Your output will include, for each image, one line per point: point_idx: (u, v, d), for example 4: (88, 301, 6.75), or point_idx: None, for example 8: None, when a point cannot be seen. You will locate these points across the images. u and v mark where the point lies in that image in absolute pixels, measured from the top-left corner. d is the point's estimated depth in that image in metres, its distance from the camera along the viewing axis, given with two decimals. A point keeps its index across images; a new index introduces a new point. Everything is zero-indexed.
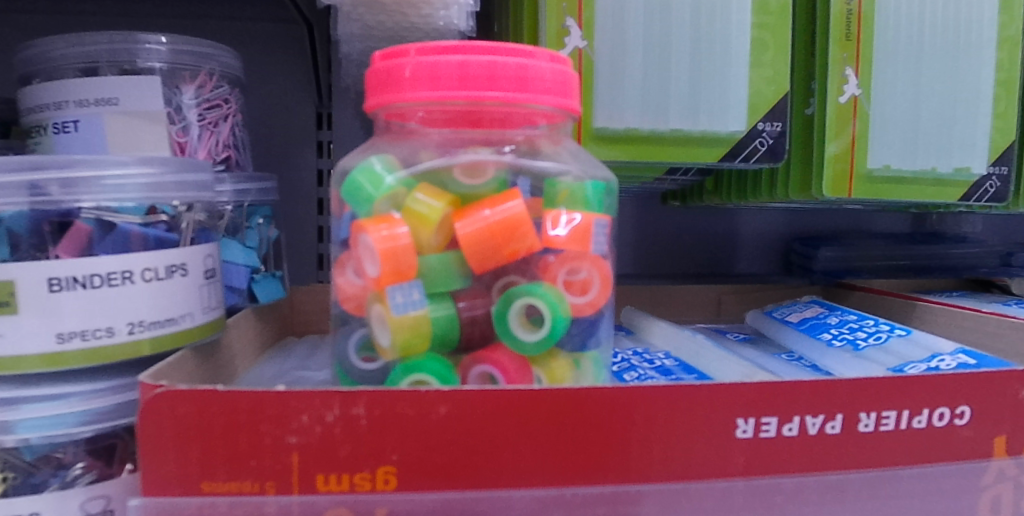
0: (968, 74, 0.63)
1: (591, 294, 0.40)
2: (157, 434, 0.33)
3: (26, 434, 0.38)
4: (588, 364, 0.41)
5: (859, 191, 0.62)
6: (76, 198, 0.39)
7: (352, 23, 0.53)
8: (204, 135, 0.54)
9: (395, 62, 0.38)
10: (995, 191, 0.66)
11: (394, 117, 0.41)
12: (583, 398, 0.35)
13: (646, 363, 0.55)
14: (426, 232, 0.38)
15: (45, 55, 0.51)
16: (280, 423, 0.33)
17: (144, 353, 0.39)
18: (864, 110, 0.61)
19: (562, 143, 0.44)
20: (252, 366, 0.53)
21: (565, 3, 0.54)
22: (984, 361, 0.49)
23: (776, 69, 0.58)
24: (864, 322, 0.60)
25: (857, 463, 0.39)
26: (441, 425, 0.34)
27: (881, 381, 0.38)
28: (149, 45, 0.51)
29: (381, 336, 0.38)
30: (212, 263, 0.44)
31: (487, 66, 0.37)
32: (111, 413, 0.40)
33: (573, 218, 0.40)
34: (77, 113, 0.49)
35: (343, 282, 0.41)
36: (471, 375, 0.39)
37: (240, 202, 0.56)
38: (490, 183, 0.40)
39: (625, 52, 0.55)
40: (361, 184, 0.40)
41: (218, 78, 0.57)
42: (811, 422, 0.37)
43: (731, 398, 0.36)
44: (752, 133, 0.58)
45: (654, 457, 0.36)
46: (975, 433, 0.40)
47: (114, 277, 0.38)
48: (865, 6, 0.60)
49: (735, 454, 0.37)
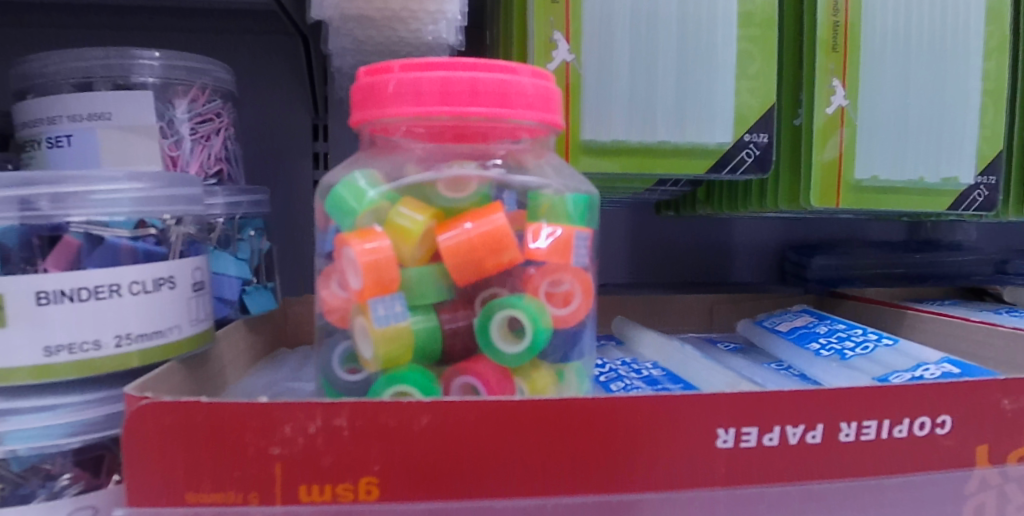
0: (955, 84, 0.64)
1: (573, 305, 0.40)
2: (142, 444, 0.33)
3: (14, 446, 0.39)
4: (572, 375, 0.42)
5: (847, 201, 0.62)
6: (66, 213, 0.40)
7: (342, 37, 0.54)
8: (196, 149, 0.55)
9: (379, 78, 0.39)
10: (984, 200, 0.66)
11: (379, 132, 0.41)
12: (565, 407, 0.35)
13: (633, 373, 0.56)
14: (409, 246, 0.39)
15: (40, 70, 0.52)
16: (263, 434, 0.34)
17: (132, 365, 0.40)
18: (851, 119, 0.62)
19: (545, 157, 0.44)
20: (243, 377, 0.54)
21: (552, 17, 0.55)
22: (968, 370, 0.50)
23: (762, 81, 0.58)
24: (852, 332, 0.60)
25: (839, 473, 0.39)
26: (423, 435, 0.34)
27: (861, 391, 0.38)
28: (142, 61, 0.52)
29: (364, 348, 0.39)
30: (201, 276, 0.45)
31: (469, 81, 0.38)
32: (98, 424, 0.41)
33: (554, 231, 0.40)
34: (70, 128, 0.50)
35: (328, 295, 0.42)
36: (453, 386, 0.39)
37: (232, 215, 0.56)
38: (473, 196, 0.41)
39: (612, 65, 0.56)
40: (344, 198, 0.40)
41: (211, 92, 0.57)
42: (791, 431, 0.38)
43: (712, 408, 0.36)
44: (739, 144, 0.58)
45: (637, 466, 0.36)
46: (958, 442, 0.40)
47: (102, 291, 0.38)
48: (853, 17, 0.61)
49: (716, 464, 0.37)
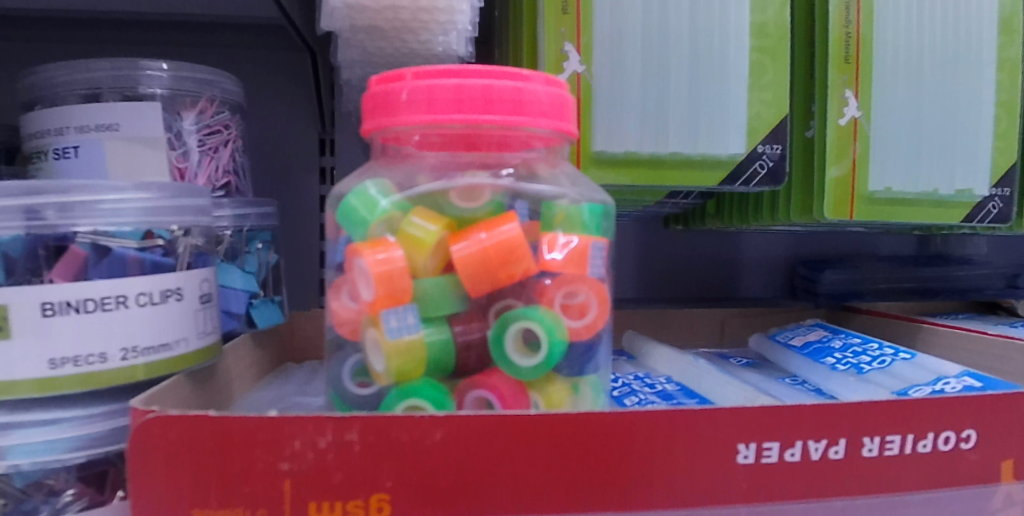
0: (967, 96, 0.63)
1: (588, 317, 0.40)
2: (148, 460, 0.33)
3: (17, 460, 0.38)
4: (587, 389, 0.41)
5: (861, 213, 0.62)
6: (72, 223, 0.39)
7: (352, 49, 0.54)
8: (204, 160, 0.55)
9: (391, 86, 0.38)
10: (998, 212, 0.65)
11: (391, 140, 0.41)
12: (581, 423, 0.34)
13: (647, 388, 0.55)
14: (422, 256, 0.38)
15: (47, 82, 0.52)
16: (272, 449, 0.33)
17: (138, 378, 0.39)
18: (864, 131, 0.61)
19: (560, 166, 0.44)
20: (250, 392, 0.53)
21: (563, 28, 0.54)
22: (989, 384, 0.49)
23: (775, 92, 0.58)
24: (868, 346, 0.59)
25: (863, 488, 0.38)
26: (437, 450, 0.33)
27: (884, 403, 0.37)
28: (150, 72, 0.52)
29: (376, 361, 0.38)
30: (208, 288, 0.44)
31: (483, 89, 0.37)
32: (102, 439, 0.40)
33: (570, 241, 0.40)
34: (78, 139, 0.49)
35: (338, 306, 0.41)
36: (466, 400, 0.38)
37: (240, 227, 0.56)
38: (487, 206, 0.40)
39: (623, 76, 0.55)
40: (355, 207, 0.40)
41: (219, 104, 0.57)
42: (813, 447, 0.37)
43: (732, 422, 0.35)
44: (752, 155, 0.58)
45: (655, 483, 0.35)
46: (983, 458, 0.39)
47: (108, 302, 0.38)
48: (865, 28, 0.60)
49: (736, 481, 0.36)
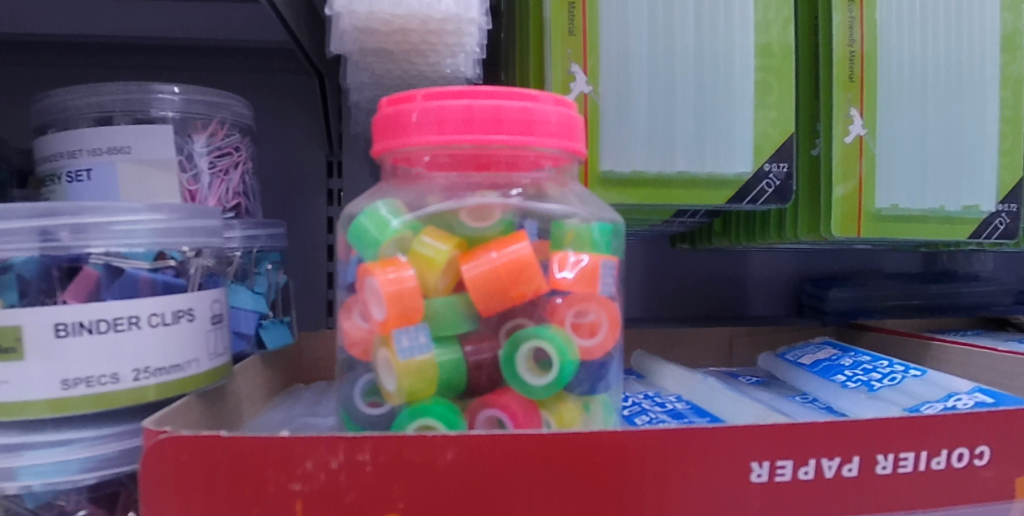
0: (971, 114, 0.64)
1: (599, 336, 0.40)
2: (160, 482, 0.33)
3: (28, 481, 0.38)
4: (598, 408, 0.41)
5: (868, 230, 0.62)
6: (86, 244, 0.39)
7: (361, 72, 0.55)
8: (214, 183, 0.55)
9: (402, 107, 0.39)
10: (1005, 228, 0.66)
11: (401, 161, 0.41)
12: (594, 442, 0.34)
13: (657, 406, 0.55)
14: (433, 275, 0.38)
15: (60, 106, 0.52)
16: (284, 470, 0.33)
17: (149, 399, 0.39)
18: (869, 149, 0.61)
19: (568, 186, 0.44)
20: (258, 413, 0.53)
21: (569, 50, 0.55)
22: (1002, 400, 0.48)
23: (781, 111, 0.58)
24: (879, 363, 0.58)
25: (878, 506, 0.37)
26: (449, 471, 0.33)
27: (897, 420, 0.37)
28: (162, 95, 0.53)
29: (387, 380, 0.38)
30: (219, 309, 0.44)
31: (492, 110, 0.37)
32: (114, 460, 0.40)
33: (580, 260, 0.40)
34: (90, 161, 0.50)
35: (349, 326, 0.41)
36: (478, 420, 0.38)
37: (250, 248, 0.56)
38: (497, 225, 0.41)
39: (629, 97, 0.56)
40: (367, 228, 0.40)
41: (230, 126, 0.58)
42: (827, 464, 0.36)
43: (745, 440, 0.35)
44: (759, 175, 0.58)
45: (668, 503, 0.35)
46: (997, 474, 0.39)
47: (121, 322, 0.38)
48: (868, 47, 0.61)
49: (750, 499, 0.36)
